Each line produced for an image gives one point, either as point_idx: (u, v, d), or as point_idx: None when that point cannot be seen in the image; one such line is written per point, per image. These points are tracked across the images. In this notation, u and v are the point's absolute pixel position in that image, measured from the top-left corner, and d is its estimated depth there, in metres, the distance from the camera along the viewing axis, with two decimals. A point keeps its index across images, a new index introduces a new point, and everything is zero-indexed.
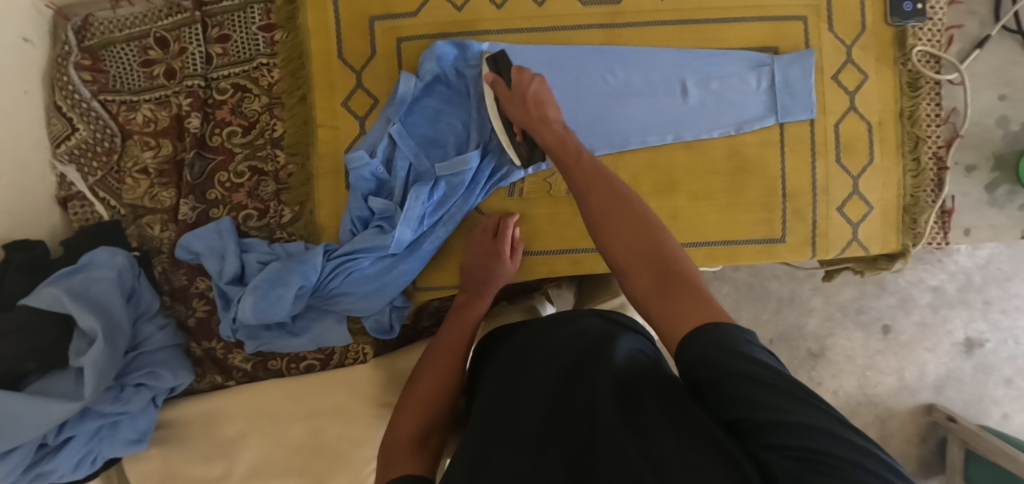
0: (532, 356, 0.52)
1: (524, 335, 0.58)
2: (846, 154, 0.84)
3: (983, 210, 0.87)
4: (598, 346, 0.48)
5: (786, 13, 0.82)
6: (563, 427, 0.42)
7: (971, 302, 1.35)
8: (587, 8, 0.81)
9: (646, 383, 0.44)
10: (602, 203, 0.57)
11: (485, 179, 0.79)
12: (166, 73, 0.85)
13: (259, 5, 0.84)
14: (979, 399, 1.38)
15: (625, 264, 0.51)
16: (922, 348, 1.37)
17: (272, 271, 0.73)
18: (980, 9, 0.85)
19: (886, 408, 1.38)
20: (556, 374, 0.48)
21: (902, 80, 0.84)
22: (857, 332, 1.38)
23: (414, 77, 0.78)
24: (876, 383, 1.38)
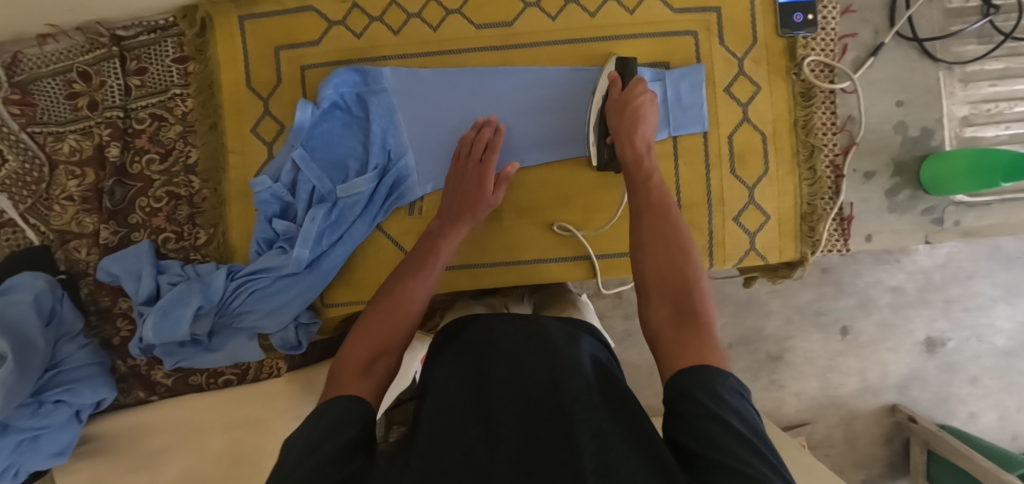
0: (496, 351, 0.57)
1: (485, 328, 0.61)
2: (740, 166, 0.85)
3: (884, 215, 0.88)
4: (559, 358, 0.54)
5: (675, 28, 0.84)
6: (531, 407, 0.49)
7: (931, 301, 1.31)
8: (480, 31, 0.85)
9: (600, 390, 0.52)
10: (657, 228, 0.62)
11: (382, 199, 0.83)
12: (89, 105, 0.90)
13: (173, 38, 0.88)
14: (945, 399, 1.33)
15: (651, 290, 0.58)
16: (884, 349, 1.32)
17: (175, 292, 0.79)
18: (873, 17, 0.87)
19: (850, 410, 1.33)
20: (527, 358, 0.54)
21: (795, 90, 0.85)
22: (817, 334, 1.32)
23: (311, 104, 0.82)
24: (838, 385, 1.33)
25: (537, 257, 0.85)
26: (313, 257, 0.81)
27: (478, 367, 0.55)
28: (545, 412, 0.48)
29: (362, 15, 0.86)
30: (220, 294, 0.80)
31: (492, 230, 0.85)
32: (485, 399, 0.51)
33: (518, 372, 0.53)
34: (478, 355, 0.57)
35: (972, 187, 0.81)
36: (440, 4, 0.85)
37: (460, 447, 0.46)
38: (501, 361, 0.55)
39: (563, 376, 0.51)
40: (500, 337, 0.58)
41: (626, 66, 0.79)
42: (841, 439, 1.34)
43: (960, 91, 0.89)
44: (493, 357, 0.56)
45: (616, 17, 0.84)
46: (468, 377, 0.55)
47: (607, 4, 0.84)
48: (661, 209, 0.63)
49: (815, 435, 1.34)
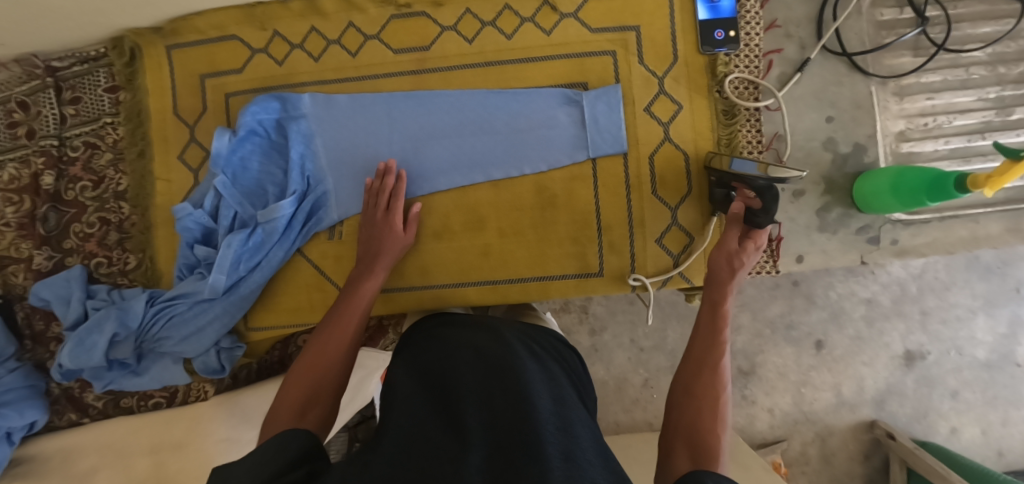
0: (460, 358, 0.60)
1: (448, 339, 0.65)
2: (660, 186, 0.83)
3: (813, 235, 0.85)
4: (515, 371, 0.56)
5: (590, 49, 0.83)
6: (501, 417, 0.51)
7: (910, 314, 1.26)
8: (396, 56, 0.85)
9: (569, 411, 0.55)
10: (696, 385, 0.61)
11: (300, 224, 0.84)
12: (27, 134, 0.92)
13: (104, 69, 0.90)
14: (925, 414, 1.28)
15: (677, 416, 0.59)
16: (858, 362, 1.28)
17: (94, 318, 0.82)
18: (797, 32, 0.85)
19: (824, 426, 1.29)
20: (493, 369, 0.57)
21: (717, 108, 0.83)
22: (788, 348, 1.29)
23: (228, 133, 0.82)
24: (811, 400, 1.29)
25: (453, 281, 0.85)
26: (231, 286, 0.83)
27: (440, 379, 0.58)
28: (512, 418, 0.50)
29: (283, 42, 0.86)
30: (139, 320, 0.82)
31: (409, 252, 0.85)
32: (452, 405, 0.53)
33: (485, 379, 0.56)
34: (440, 365, 0.60)
35: (899, 206, 0.78)
36: (359, 30, 0.85)
37: (423, 447, 0.49)
38: (467, 368, 0.58)
39: (528, 388, 0.54)
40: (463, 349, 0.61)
41: (767, 212, 0.69)
42: (817, 457, 1.29)
43: (894, 105, 0.86)
44: (457, 366, 0.58)
45: (533, 39, 0.84)
46: (433, 389, 0.57)
47: (523, 26, 0.84)
48: (710, 366, 0.62)
49: (789, 453, 1.29)
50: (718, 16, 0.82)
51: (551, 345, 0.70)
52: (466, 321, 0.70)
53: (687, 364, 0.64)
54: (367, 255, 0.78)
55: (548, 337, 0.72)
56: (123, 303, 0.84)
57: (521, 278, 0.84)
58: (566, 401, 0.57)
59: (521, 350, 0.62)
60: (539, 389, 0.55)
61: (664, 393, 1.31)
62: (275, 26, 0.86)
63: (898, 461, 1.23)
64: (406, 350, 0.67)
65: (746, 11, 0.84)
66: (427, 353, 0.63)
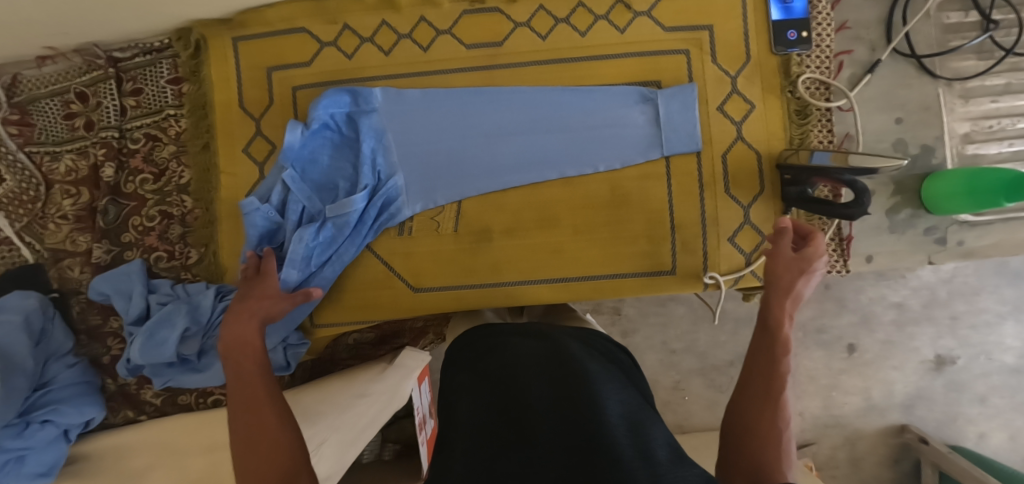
0: (518, 360, 0.57)
1: (502, 345, 0.62)
2: (733, 185, 0.83)
3: (882, 235, 0.85)
4: (581, 368, 0.53)
5: (664, 47, 0.84)
6: (569, 414, 0.47)
7: (938, 318, 1.26)
8: (469, 52, 0.85)
9: (641, 412, 0.51)
10: (753, 419, 0.53)
11: (372, 219, 0.83)
12: (85, 125, 0.91)
13: (167, 60, 0.89)
14: (953, 419, 1.28)
15: (733, 456, 0.52)
16: (888, 367, 1.28)
17: (163, 313, 0.80)
18: (867, 34, 0.85)
19: (854, 430, 1.30)
20: (557, 368, 0.54)
21: (790, 108, 0.83)
22: (819, 352, 1.29)
23: (300, 126, 0.81)
24: (841, 404, 1.29)
25: (524, 278, 0.84)
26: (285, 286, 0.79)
27: (499, 379, 0.55)
28: (582, 403, 0.48)
29: (353, 36, 0.85)
30: (208, 315, 0.81)
31: (480, 249, 0.84)
32: (519, 397, 0.51)
33: (550, 371, 0.54)
34: (497, 367, 0.57)
35: (974, 207, 0.78)
36: (432, 24, 0.85)
37: (490, 458, 0.46)
38: (527, 367, 0.55)
39: (597, 379, 0.52)
40: (521, 351, 0.58)
41: (860, 201, 0.69)
42: (846, 460, 1.30)
43: (960, 108, 0.85)
44: (516, 367, 0.55)
45: (607, 37, 0.84)
46: (498, 381, 0.55)
47: (597, 24, 0.84)
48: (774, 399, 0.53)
49: (819, 456, 1.30)
50: (792, 16, 0.83)
51: (611, 352, 0.68)
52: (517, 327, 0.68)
53: (749, 388, 0.55)
54: (233, 342, 0.61)
55: (603, 345, 0.69)
56: (191, 298, 0.83)
57: (594, 276, 0.84)
58: (637, 403, 0.53)
59: (582, 348, 0.60)
60: (608, 387, 0.52)
61: (695, 396, 1.32)
62: (345, 20, 0.85)
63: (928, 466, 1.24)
64: (462, 360, 0.65)
65: (818, 12, 0.84)
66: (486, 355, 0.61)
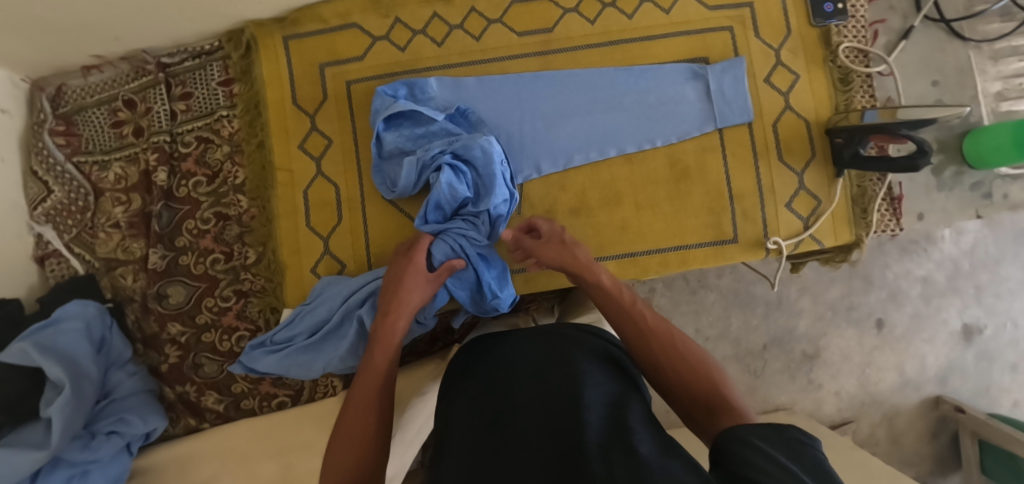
0: (510, 361, 0.55)
1: (495, 342, 0.60)
2: (787, 153, 0.86)
3: (932, 194, 0.88)
4: (571, 366, 0.52)
5: (710, 25, 0.87)
6: (557, 431, 0.46)
7: (963, 289, 1.26)
8: (520, 38, 0.87)
9: (632, 406, 0.49)
10: (655, 354, 0.56)
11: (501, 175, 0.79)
12: (134, 132, 0.90)
13: (218, 62, 0.90)
14: (986, 389, 1.28)
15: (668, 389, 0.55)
16: (920, 341, 1.27)
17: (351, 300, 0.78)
18: (899, 4, 0.89)
19: (891, 406, 1.28)
20: (547, 369, 0.52)
21: (833, 77, 0.87)
22: (850, 330, 1.27)
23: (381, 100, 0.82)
24: (877, 381, 1.28)
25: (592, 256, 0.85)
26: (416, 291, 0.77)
27: (492, 387, 0.53)
28: (573, 452, 0.44)
29: (405, 29, 0.87)
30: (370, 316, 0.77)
31: None
32: (506, 444, 0.47)
33: (534, 407, 0.49)
34: (492, 369, 0.55)
35: (1019, 157, 0.82)
36: (482, 15, 0.87)
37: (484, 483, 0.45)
38: (522, 372, 0.53)
39: (584, 405, 0.47)
40: (514, 349, 0.56)
41: (922, 148, 0.72)
42: (885, 438, 1.28)
43: (991, 68, 0.90)
44: (508, 373, 0.54)
45: (654, 18, 0.87)
46: (484, 419, 0.51)
47: (643, 6, 0.87)
48: (651, 331, 0.58)
49: (859, 434, 1.28)
50: None
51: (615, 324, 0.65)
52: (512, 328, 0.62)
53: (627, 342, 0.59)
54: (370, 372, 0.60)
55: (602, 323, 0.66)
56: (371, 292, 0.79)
57: (658, 249, 0.85)
58: (627, 396, 0.51)
59: (578, 344, 0.55)
60: (597, 384, 0.50)
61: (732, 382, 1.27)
62: (398, 14, 0.87)
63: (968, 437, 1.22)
64: (461, 352, 0.63)
65: None
66: (474, 374, 0.56)
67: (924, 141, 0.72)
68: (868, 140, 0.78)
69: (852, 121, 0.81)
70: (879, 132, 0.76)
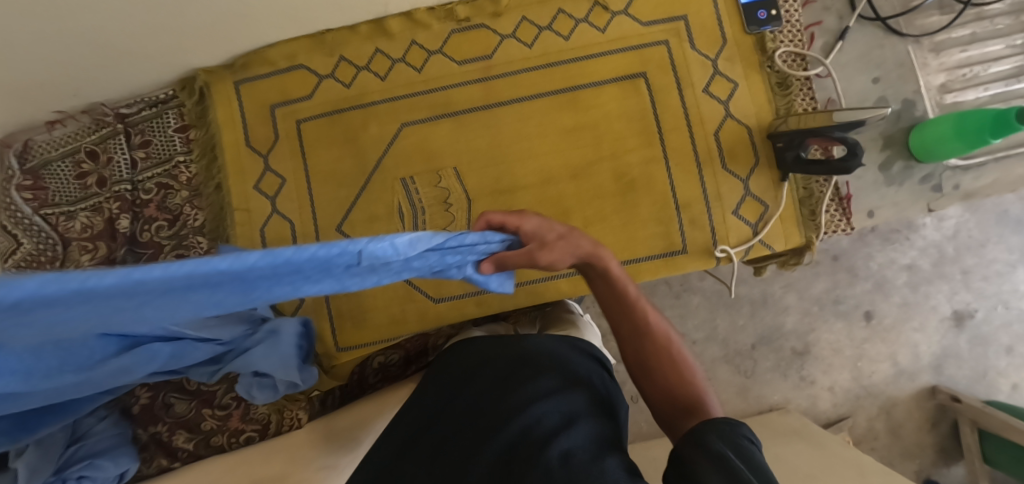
0: (475, 380, 0.61)
1: (464, 360, 0.65)
2: (730, 160, 0.87)
3: (882, 189, 0.88)
4: (528, 387, 0.57)
5: (646, 40, 0.88)
6: (507, 444, 0.52)
7: (950, 275, 1.25)
8: (461, 67, 0.89)
9: (582, 423, 0.54)
10: (649, 353, 0.60)
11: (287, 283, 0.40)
12: (98, 182, 0.93)
13: (173, 110, 0.93)
14: (983, 373, 1.26)
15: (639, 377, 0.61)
16: (910, 329, 1.26)
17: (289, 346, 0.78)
18: (834, 4, 0.90)
19: (887, 398, 1.26)
20: (508, 389, 0.58)
21: (771, 82, 0.88)
22: (839, 323, 1.26)
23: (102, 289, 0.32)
24: (871, 373, 1.26)
25: (546, 275, 0.86)
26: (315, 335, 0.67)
27: (455, 405, 0.59)
28: (525, 453, 0.50)
29: (350, 66, 0.90)
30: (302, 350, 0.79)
31: None
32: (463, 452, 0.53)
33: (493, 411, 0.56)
34: (459, 390, 0.61)
35: (963, 149, 0.81)
36: (422, 47, 0.89)
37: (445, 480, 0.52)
38: (483, 392, 0.59)
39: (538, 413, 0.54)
40: (482, 368, 0.62)
41: (854, 152, 0.72)
42: (885, 431, 1.25)
43: (933, 61, 0.90)
44: (474, 392, 0.59)
45: (591, 37, 0.89)
46: (449, 432, 0.57)
47: (579, 27, 0.89)
48: (649, 340, 0.60)
49: (857, 429, 1.25)
50: None
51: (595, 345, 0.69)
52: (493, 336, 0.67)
53: (627, 339, 0.61)
54: None
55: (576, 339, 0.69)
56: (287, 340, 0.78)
57: (610, 264, 0.85)
58: (581, 413, 0.55)
59: (544, 368, 0.60)
60: (552, 403, 0.55)
61: (722, 385, 1.25)
62: (342, 51, 0.89)
63: (967, 425, 1.19)
64: (436, 365, 0.68)
65: None
66: (443, 390, 0.63)
67: (854, 140, 0.72)
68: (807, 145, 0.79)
69: (790, 127, 0.82)
70: (817, 135, 0.76)
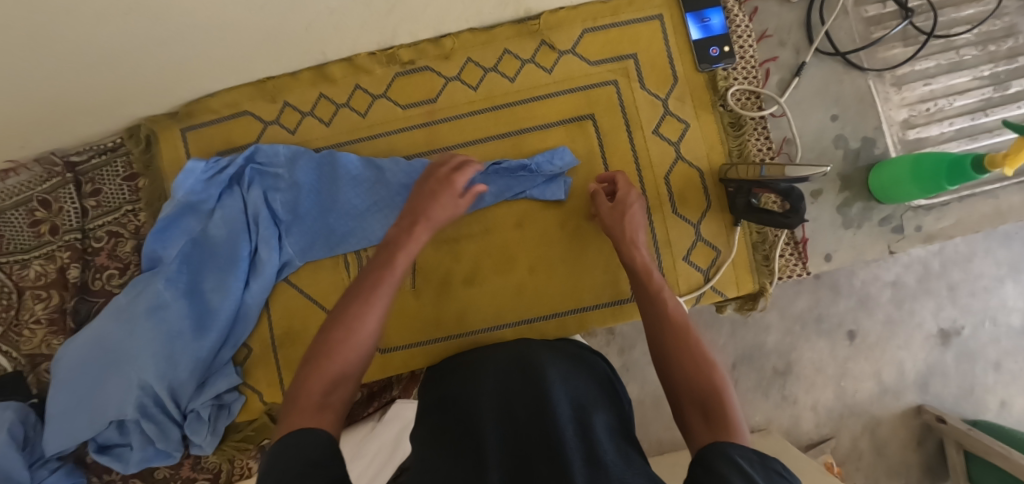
0: (483, 372, 0.60)
1: (470, 359, 0.65)
2: (680, 204, 0.84)
3: (839, 231, 0.85)
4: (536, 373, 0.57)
5: (593, 81, 0.86)
6: (522, 428, 0.50)
7: (936, 292, 1.10)
8: (405, 111, 0.87)
9: (591, 411, 0.54)
10: (670, 341, 0.58)
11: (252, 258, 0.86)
12: (51, 229, 0.94)
13: (122, 158, 0.93)
14: (970, 390, 1.10)
15: (663, 370, 0.58)
16: (895, 347, 1.10)
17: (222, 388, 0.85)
18: (790, 39, 0.87)
19: (871, 417, 1.10)
20: (516, 376, 0.57)
21: (724, 121, 0.85)
22: (821, 342, 1.11)
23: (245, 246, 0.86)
24: (855, 392, 1.10)
25: (491, 324, 0.84)
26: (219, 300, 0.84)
27: (458, 399, 0.57)
28: (539, 443, 0.48)
29: (294, 111, 0.89)
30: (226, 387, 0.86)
31: (443, 300, 0.85)
32: (471, 439, 0.50)
33: (498, 410, 0.53)
34: (465, 383, 0.59)
35: (918, 192, 0.78)
36: (366, 91, 0.88)
37: (449, 468, 0.48)
38: (489, 382, 0.58)
39: (555, 408, 0.51)
40: (489, 363, 0.61)
41: (796, 209, 0.68)
42: (869, 450, 1.09)
43: (895, 95, 0.87)
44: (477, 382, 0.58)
45: (536, 78, 0.87)
46: (451, 422, 0.54)
47: (524, 67, 0.87)
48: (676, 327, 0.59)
49: (840, 452, 1.10)
50: (711, 34, 0.85)
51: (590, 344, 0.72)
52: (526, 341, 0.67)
53: (665, 327, 0.60)
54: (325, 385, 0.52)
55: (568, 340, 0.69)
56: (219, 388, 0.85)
57: (556, 312, 0.84)
58: (591, 404, 0.55)
59: (547, 362, 0.59)
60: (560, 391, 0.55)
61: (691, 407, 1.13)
62: (286, 97, 0.89)
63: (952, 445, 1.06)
64: (440, 369, 0.68)
65: (737, 25, 0.86)
66: (446, 386, 0.61)
67: (795, 190, 0.68)
68: (751, 191, 0.76)
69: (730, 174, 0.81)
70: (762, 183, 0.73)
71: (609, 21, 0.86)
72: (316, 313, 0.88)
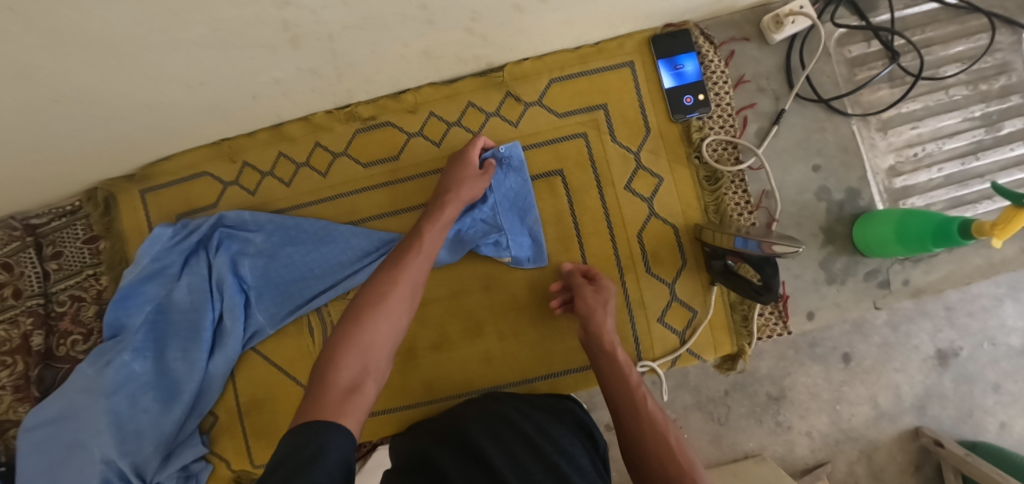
0: (465, 427, 0.63)
1: (451, 418, 0.68)
2: (655, 263, 0.81)
3: (822, 289, 0.84)
4: (521, 432, 0.61)
5: (562, 134, 0.82)
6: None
7: (933, 312, 0.87)
8: (367, 170, 0.85)
9: (575, 467, 0.58)
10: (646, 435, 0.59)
11: (213, 324, 0.84)
12: (13, 293, 0.89)
13: (81, 221, 0.91)
14: (968, 413, 0.88)
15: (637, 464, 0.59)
16: (895, 372, 0.88)
17: (187, 457, 0.83)
18: (769, 85, 0.83)
19: (871, 447, 0.88)
20: (502, 433, 0.61)
21: (700, 175, 0.81)
22: (819, 371, 0.88)
23: (207, 313, 0.83)
24: (851, 421, 0.88)
25: (460, 392, 0.81)
26: (184, 372, 0.82)
27: (435, 453, 0.60)
28: None
29: (254, 172, 0.86)
30: (190, 454, 0.83)
31: (409, 368, 0.82)
32: None
33: (472, 466, 0.56)
34: (445, 439, 0.62)
35: (904, 251, 0.76)
36: (327, 148, 0.85)
37: None
38: (475, 432, 0.61)
39: (532, 470, 0.55)
40: (471, 418, 0.65)
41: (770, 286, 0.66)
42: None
43: (881, 141, 0.83)
44: (457, 440, 0.61)
45: (502, 133, 0.83)
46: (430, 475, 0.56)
47: (490, 121, 0.83)
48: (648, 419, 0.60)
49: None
50: (685, 82, 0.81)
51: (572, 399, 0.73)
52: (517, 403, 0.69)
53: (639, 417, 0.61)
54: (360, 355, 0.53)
55: (544, 397, 0.73)
56: (183, 457, 0.83)
57: (526, 380, 0.81)
58: (571, 457, 0.59)
59: (528, 422, 0.63)
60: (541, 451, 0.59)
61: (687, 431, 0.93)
62: (244, 157, 0.86)
63: (949, 471, 0.84)
64: (417, 427, 0.70)
65: (713, 72, 0.82)
66: (427, 440, 0.63)
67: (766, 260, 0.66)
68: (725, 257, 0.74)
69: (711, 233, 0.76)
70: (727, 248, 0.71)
71: (577, 69, 0.82)
72: (282, 380, 0.86)
